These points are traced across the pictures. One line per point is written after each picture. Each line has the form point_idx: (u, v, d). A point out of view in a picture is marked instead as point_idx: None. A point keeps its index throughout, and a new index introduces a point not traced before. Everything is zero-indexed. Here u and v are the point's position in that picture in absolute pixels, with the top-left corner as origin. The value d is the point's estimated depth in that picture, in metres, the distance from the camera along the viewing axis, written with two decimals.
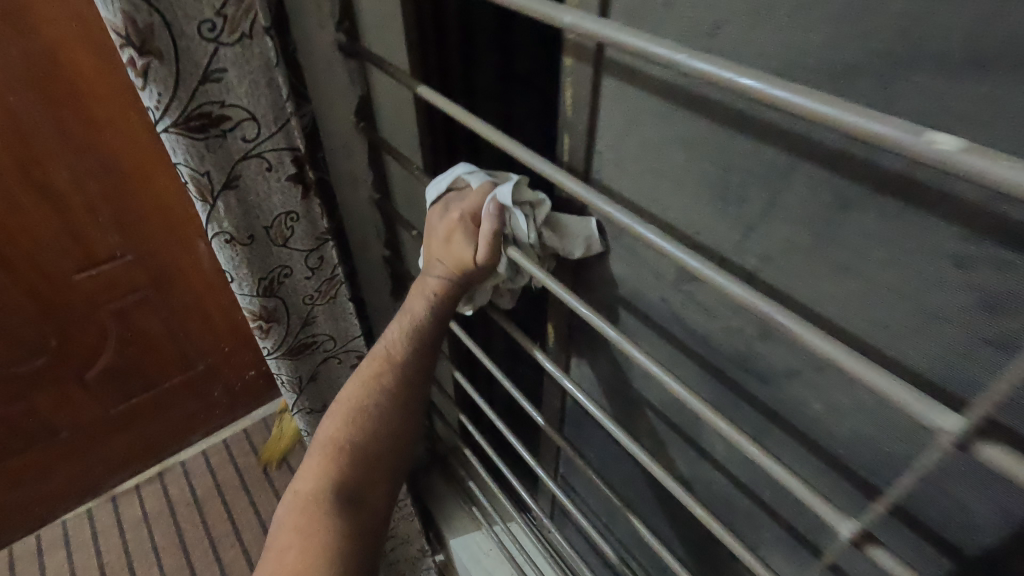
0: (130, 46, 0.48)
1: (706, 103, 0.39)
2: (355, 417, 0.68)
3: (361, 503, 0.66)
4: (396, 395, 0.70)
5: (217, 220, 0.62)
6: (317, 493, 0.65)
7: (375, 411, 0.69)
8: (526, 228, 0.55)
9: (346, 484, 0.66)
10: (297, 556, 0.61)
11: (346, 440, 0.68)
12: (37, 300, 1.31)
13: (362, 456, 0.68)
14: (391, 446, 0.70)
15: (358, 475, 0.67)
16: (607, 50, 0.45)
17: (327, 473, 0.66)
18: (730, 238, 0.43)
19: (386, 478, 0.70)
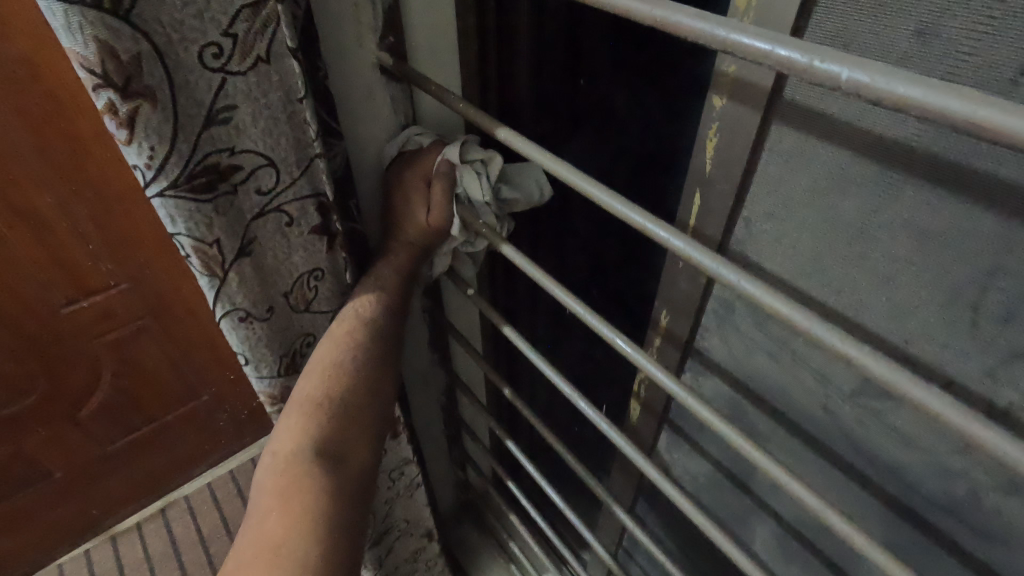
0: (109, 87, 0.35)
1: (971, 175, 0.27)
2: (334, 361, 0.51)
3: (348, 466, 0.49)
4: (381, 337, 0.53)
5: (228, 295, 0.49)
6: (296, 455, 0.48)
7: (360, 357, 0.52)
8: (481, 185, 0.51)
9: (330, 443, 0.49)
10: (273, 531, 0.44)
11: (326, 391, 0.50)
12: (22, 335, 1.18)
13: (348, 408, 0.50)
14: (380, 397, 0.53)
15: (342, 430, 0.50)
16: (794, 93, 0.32)
17: (304, 432, 0.48)
18: (976, 364, 0.30)
19: (375, 437, 0.53)
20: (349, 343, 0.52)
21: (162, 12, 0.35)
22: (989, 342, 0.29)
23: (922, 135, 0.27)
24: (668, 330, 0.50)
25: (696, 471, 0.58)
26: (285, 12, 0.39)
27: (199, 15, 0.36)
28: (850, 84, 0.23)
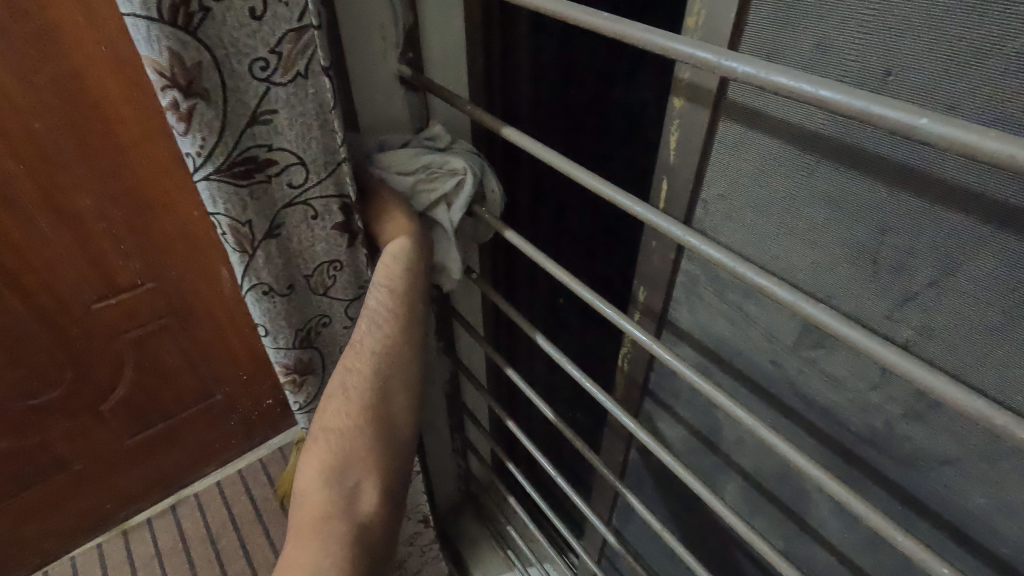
0: (174, 87, 0.44)
1: (870, 157, 0.34)
2: (342, 388, 0.53)
3: (360, 499, 0.48)
4: (387, 357, 0.54)
5: (255, 270, 0.57)
6: (343, 431, 0.51)
7: (364, 379, 0.53)
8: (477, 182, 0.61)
9: (370, 421, 0.52)
10: (316, 508, 0.48)
11: (332, 419, 0.52)
12: (54, 329, 1.26)
13: (357, 431, 0.51)
14: (394, 417, 0.53)
15: (350, 456, 0.50)
16: (731, 89, 0.40)
17: (318, 462, 0.50)
18: (879, 308, 0.38)
19: (397, 466, 0.52)
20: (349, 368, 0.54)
21: (222, 31, 0.44)
22: (886, 289, 0.37)
23: (828, 125, 0.35)
24: (645, 304, 0.57)
25: (673, 437, 0.65)
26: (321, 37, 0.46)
27: (253, 35, 0.45)
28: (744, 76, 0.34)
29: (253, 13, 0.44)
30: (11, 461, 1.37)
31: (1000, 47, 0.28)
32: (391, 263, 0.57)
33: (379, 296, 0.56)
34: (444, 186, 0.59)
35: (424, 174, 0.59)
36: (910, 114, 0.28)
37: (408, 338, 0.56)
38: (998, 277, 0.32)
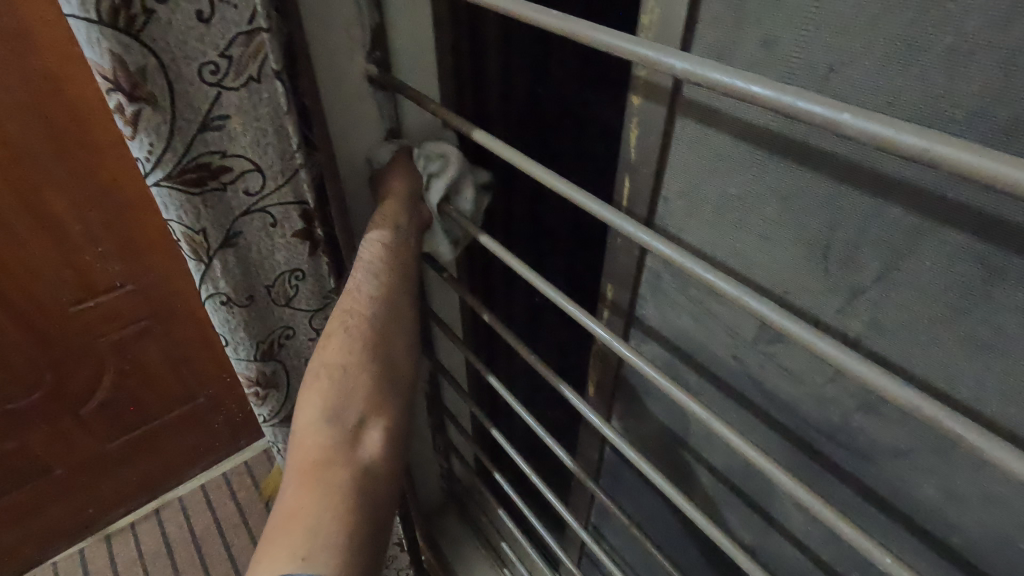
0: (119, 90, 0.44)
1: (819, 153, 0.34)
2: (340, 329, 0.54)
3: (367, 435, 0.49)
4: (385, 306, 0.55)
5: (212, 280, 0.57)
6: (342, 368, 0.51)
7: (364, 323, 0.54)
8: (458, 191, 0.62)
9: (373, 361, 0.53)
10: (311, 450, 0.47)
11: (333, 358, 0.52)
12: (31, 331, 1.24)
13: (360, 371, 0.52)
14: (395, 360, 0.55)
15: (353, 393, 0.50)
16: (685, 86, 0.40)
17: (320, 398, 0.50)
18: (832, 303, 0.38)
19: (397, 405, 0.53)
20: (346, 315, 0.54)
21: (168, 34, 0.43)
22: (837, 284, 0.37)
23: (778, 122, 0.36)
24: (613, 301, 0.58)
25: (646, 434, 0.65)
26: (273, 40, 0.47)
27: (200, 38, 0.45)
28: (679, 72, 0.34)
29: (200, 15, 0.44)
30: None
31: (932, 45, 0.28)
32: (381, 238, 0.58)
33: (372, 267, 0.57)
34: (432, 168, 0.61)
35: (419, 159, 0.62)
36: (832, 108, 0.28)
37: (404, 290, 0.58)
38: (938, 270, 0.32)
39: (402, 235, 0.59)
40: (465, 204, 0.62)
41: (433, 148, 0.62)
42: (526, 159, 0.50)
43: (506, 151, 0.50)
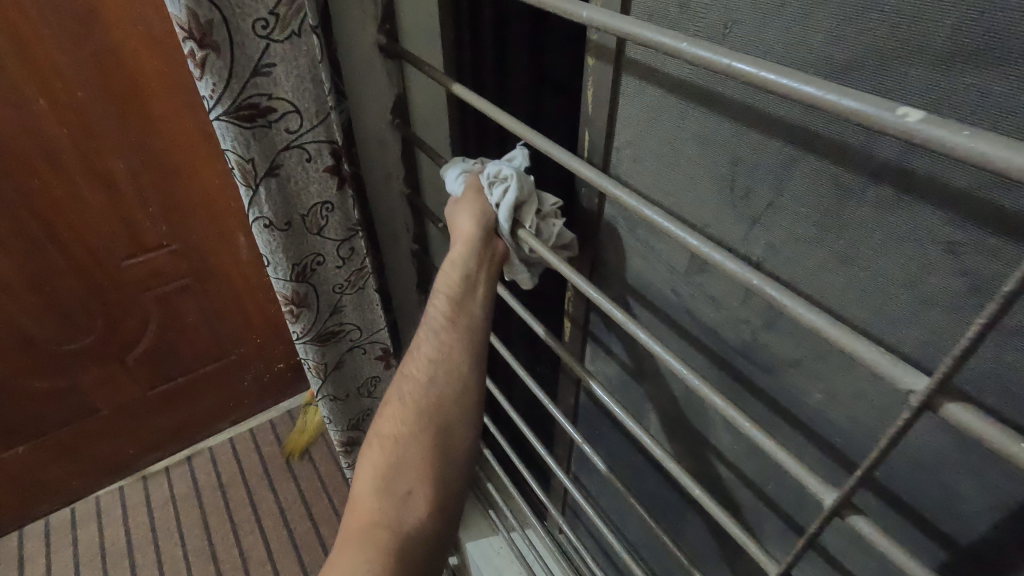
0: (191, 39, 0.51)
1: (722, 99, 0.41)
2: (400, 395, 0.61)
3: (412, 501, 0.56)
4: (443, 368, 0.60)
5: (258, 204, 0.64)
6: (396, 436, 0.59)
7: (422, 389, 0.60)
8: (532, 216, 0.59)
9: (422, 430, 0.59)
10: (363, 511, 0.57)
11: (387, 429, 0.60)
12: (88, 281, 1.38)
13: (414, 438, 0.58)
14: (452, 423, 0.60)
15: (403, 465, 0.58)
16: (626, 48, 0.48)
17: (374, 468, 0.59)
18: (738, 231, 0.45)
19: (447, 471, 0.58)
20: (406, 380, 0.62)
21: None
22: (742, 213, 0.44)
23: (693, 74, 0.43)
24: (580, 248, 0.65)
25: (611, 374, 0.72)
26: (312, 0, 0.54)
27: None
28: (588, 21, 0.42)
29: None
30: (45, 402, 1.50)
31: (788, 5, 0.35)
32: (447, 292, 0.62)
33: (434, 336, 0.62)
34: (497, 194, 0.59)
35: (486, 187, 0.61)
36: (677, 41, 0.36)
37: (469, 350, 0.61)
38: (814, 197, 0.38)
39: (470, 291, 0.61)
40: (546, 226, 0.60)
41: (496, 172, 0.59)
42: (493, 108, 0.58)
43: (476, 99, 0.59)
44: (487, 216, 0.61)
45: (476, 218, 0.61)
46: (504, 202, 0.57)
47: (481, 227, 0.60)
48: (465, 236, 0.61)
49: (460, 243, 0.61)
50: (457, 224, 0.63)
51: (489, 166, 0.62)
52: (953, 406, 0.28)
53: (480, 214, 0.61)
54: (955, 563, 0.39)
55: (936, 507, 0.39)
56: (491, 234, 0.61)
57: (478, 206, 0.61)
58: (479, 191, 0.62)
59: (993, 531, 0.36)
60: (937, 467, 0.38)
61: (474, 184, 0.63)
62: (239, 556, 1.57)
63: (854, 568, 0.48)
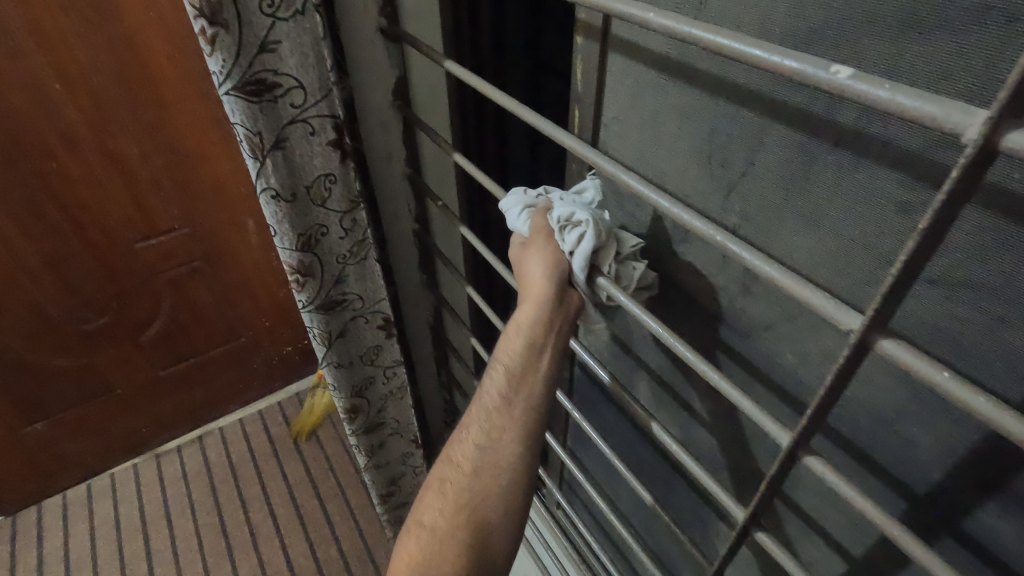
0: (202, 17, 0.54)
1: (698, 71, 0.44)
2: (440, 478, 0.56)
3: None
4: (493, 450, 0.54)
5: (265, 176, 0.67)
6: (434, 522, 0.52)
7: (464, 476, 0.54)
8: (611, 260, 0.53)
9: (465, 518, 0.51)
10: None
11: (427, 515, 0.53)
12: (103, 262, 1.42)
13: (453, 527, 0.51)
14: (497, 512, 0.52)
15: (438, 560, 0.50)
16: (612, 25, 0.50)
17: (408, 559, 0.52)
18: (714, 199, 0.47)
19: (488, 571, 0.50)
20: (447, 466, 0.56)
21: None
22: (718, 182, 0.46)
23: (673, 49, 0.45)
24: None
25: (602, 347, 0.75)
26: None
27: None
28: None
29: None
30: (62, 380, 1.55)
31: None
32: (507, 361, 0.56)
33: (480, 417, 0.56)
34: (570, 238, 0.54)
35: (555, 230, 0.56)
36: (643, 11, 0.37)
37: (521, 434, 0.54)
38: (781, 162, 0.41)
39: (530, 369, 0.56)
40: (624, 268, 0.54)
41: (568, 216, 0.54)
42: (483, 83, 0.60)
43: (468, 76, 0.61)
44: (559, 270, 0.56)
45: (546, 271, 0.56)
46: (580, 249, 0.52)
47: (552, 283, 0.56)
48: (535, 291, 0.56)
49: (528, 302, 0.56)
50: (524, 275, 0.58)
51: (556, 206, 0.57)
52: (885, 339, 0.30)
53: (552, 270, 0.56)
54: (913, 511, 0.42)
55: (894, 457, 0.41)
56: (562, 293, 0.56)
57: (549, 255, 0.56)
58: (548, 235, 0.57)
59: (946, 476, 0.39)
60: (894, 418, 0.40)
61: (541, 228, 0.57)
62: (249, 531, 1.62)
63: (823, 522, 0.51)
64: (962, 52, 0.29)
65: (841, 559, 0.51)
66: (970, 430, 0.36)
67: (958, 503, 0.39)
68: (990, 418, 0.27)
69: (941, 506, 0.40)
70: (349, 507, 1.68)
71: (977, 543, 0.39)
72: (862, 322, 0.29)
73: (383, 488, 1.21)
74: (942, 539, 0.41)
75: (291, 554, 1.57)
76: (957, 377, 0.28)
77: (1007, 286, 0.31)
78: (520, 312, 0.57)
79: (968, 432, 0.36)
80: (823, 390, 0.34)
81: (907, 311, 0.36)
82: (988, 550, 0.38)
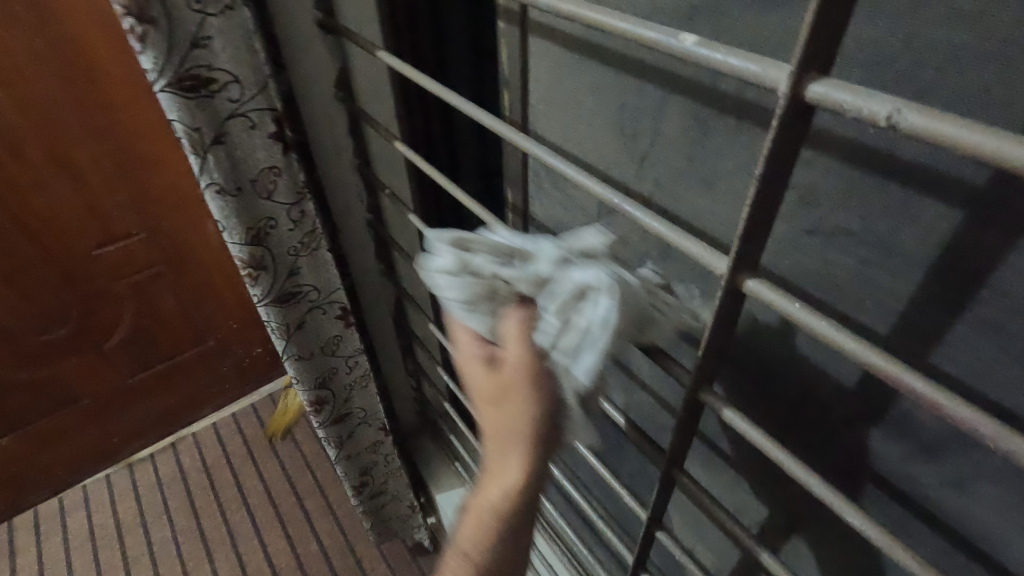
0: (130, 15, 0.55)
1: (605, 50, 0.47)
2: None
3: None
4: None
5: (208, 171, 0.68)
6: None
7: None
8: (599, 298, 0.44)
9: None
10: None
11: None
12: (60, 272, 1.41)
13: None
14: None
15: None
16: (529, 11, 0.52)
17: None
18: (630, 170, 0.50)
19: None
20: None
21: None
22: (632, 154, 0.49)
23: (582, 31, 0.48)
24: (513, 204, 0.71)
25: None
26: None
27: None
28: None
29: None
30: (24, 393, 1.52)
31: None
32: (472, 532, 0.49)
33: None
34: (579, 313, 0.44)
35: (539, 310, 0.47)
36: None
37: None
38: (683, 131, 0.44)
39: (496, 548, 0.49)
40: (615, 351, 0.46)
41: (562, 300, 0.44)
42: (411, 69, 0.63)
43: (397, 62, 0.63)
44: (533, 433, 0.46)
45: (520, 432, 0.47)
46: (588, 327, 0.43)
47: (524, 452, 0.47)
48: (502, 460, 0.48)
49: (499, 463, 0.48)
50: (493, 418, 0.48)
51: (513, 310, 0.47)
52: (751, 279, 0.32)
53: (524, 438, 0.47)
54: (814, 450, 0.46)
55: (795, 401, 0.45)
56: (537, 464, 0.47)
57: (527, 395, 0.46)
58: (530, 370, 0.46)
59: (839, 412, 0.42)
60: (793, 362, 0.44)
61: (522, 363, 0.46)
62: (228, 533, 1.62)
63: (750, 468, 0.55)
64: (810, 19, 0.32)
65: (768, 501, 0.54)
66: (853, 364, 0.40)
67: (848, 433, 0.42)
68: (867, 359, 0.29)
69: (833, 437, 0.44)
70: (328, 501, 1.69)
71: (869, 469, 0.43)
72: (728, 265, 0.33)
73: (356, 477, 1.21)
74: (843, 470, 0.44)
75: (271, 552, 1.58)
76: (835, 324, 0.30)
77: (867, 230, 0.35)
78: (490, 483, 0.49)
79: (854, 368, 0.40)
80: (712, 332, 0.37)
81: (786, 256, 0.41)
82: (877, 473, 0.42)
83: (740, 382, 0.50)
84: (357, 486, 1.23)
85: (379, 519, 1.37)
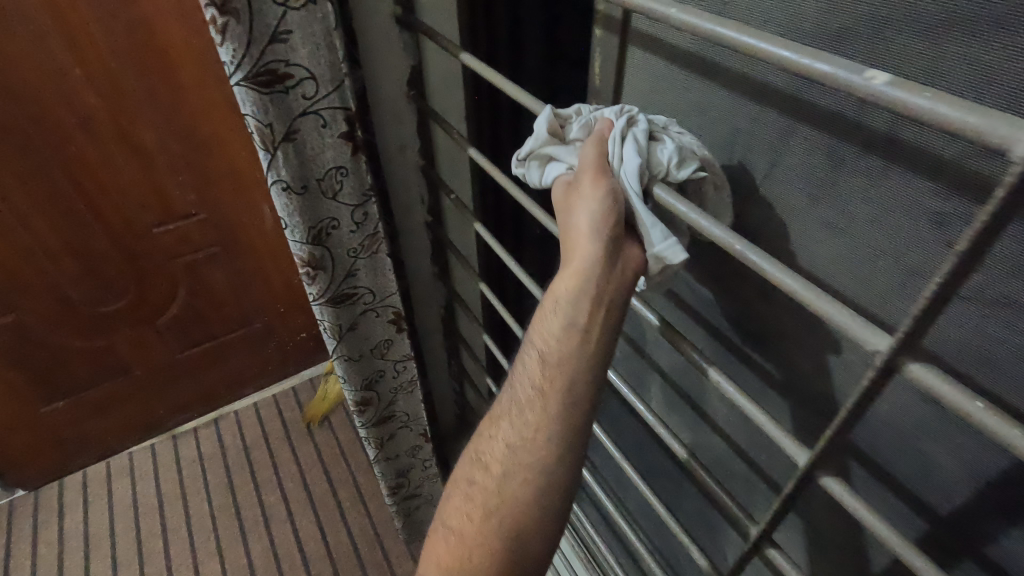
0: (212, 5, 0.53)
1: (721, 68, 0.42)
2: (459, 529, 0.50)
3: None
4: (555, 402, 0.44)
5: (276, 168, 0.66)
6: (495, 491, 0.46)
7: None
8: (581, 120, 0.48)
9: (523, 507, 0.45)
10: None
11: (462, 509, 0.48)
12: (122, 247, 1.44)
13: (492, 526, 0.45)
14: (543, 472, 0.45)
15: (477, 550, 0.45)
16: (633, 18, 0.48)
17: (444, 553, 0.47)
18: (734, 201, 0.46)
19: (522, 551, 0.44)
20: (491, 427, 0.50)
21: None
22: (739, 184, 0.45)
23: (696, 45, 0.43)
24: None
25: None
26: None
27: None
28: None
29: None
30: (81, 361, 1.57)
31: None
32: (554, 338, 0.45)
33: (525, 377, 0.47)
34: (659, 168, 0.41)
35: (609, 148, 0.43)
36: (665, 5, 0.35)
37: None
38: (806, 166, 0.39)
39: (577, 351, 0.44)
40: (716, 203, 0.43)
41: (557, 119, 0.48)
42: (494, 73, 0.58)
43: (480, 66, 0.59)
44: (606, 231, 0.42)
45: (587, 229, 0.43)
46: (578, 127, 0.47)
47: (599, 244, 0.42)
48: (572, 265, 0.44)
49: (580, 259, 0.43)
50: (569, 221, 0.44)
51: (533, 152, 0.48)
52: (914, 364, 0.29)
53: (602, 224, 0.42)
54: (932, 534, 0.41)
55: (916, 477, 0.40)
56: (610, 260, 0.43)
57: (601, 196, 0.42)
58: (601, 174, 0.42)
59: (971, 501, 0.37)
60: (916, 439, 0.39)
61: (590, 166, 0.43)
62: (262, 515, 1.64)
63: (843, 539, 0.49)
64: (1005, 56, 0.27)
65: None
66: (1000, 456, 0.34)
67: (985, 528, 0.37)
68: None
69: (962, 527, 0.38)
70: (360, 493, 1.69)
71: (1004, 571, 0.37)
72: (891, 344, 0.29)
73: (392, 479, 1.19)
74: (967, 563, 0.39)
75: (301, 539, 1.59)
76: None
77: None
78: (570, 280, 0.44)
79: (1002, 462, 0.34)
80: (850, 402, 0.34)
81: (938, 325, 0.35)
82: None
83: (847, 450, 0.44)
84: (392, 488, 1.22)
85: (411, 520, 1.36)
